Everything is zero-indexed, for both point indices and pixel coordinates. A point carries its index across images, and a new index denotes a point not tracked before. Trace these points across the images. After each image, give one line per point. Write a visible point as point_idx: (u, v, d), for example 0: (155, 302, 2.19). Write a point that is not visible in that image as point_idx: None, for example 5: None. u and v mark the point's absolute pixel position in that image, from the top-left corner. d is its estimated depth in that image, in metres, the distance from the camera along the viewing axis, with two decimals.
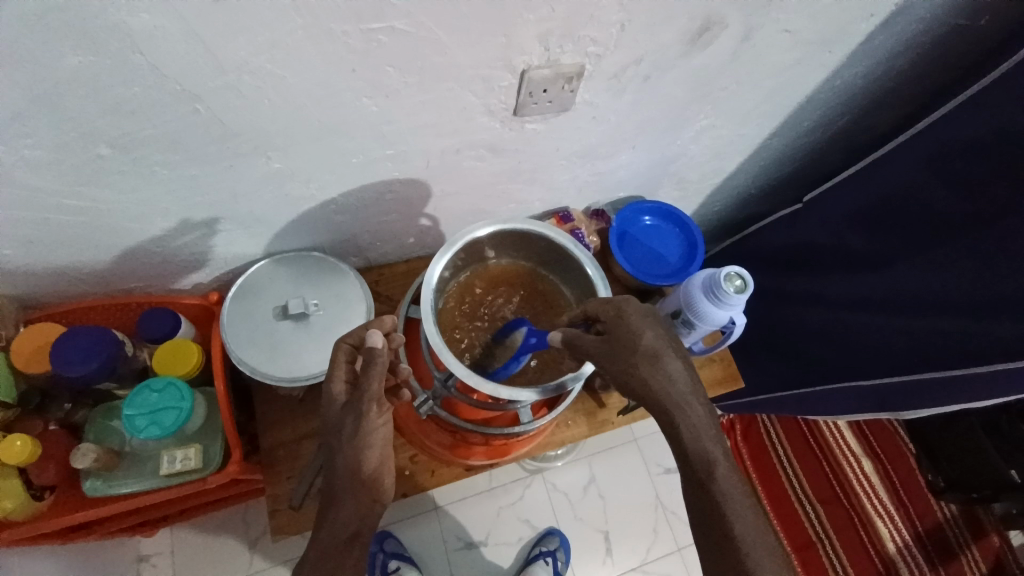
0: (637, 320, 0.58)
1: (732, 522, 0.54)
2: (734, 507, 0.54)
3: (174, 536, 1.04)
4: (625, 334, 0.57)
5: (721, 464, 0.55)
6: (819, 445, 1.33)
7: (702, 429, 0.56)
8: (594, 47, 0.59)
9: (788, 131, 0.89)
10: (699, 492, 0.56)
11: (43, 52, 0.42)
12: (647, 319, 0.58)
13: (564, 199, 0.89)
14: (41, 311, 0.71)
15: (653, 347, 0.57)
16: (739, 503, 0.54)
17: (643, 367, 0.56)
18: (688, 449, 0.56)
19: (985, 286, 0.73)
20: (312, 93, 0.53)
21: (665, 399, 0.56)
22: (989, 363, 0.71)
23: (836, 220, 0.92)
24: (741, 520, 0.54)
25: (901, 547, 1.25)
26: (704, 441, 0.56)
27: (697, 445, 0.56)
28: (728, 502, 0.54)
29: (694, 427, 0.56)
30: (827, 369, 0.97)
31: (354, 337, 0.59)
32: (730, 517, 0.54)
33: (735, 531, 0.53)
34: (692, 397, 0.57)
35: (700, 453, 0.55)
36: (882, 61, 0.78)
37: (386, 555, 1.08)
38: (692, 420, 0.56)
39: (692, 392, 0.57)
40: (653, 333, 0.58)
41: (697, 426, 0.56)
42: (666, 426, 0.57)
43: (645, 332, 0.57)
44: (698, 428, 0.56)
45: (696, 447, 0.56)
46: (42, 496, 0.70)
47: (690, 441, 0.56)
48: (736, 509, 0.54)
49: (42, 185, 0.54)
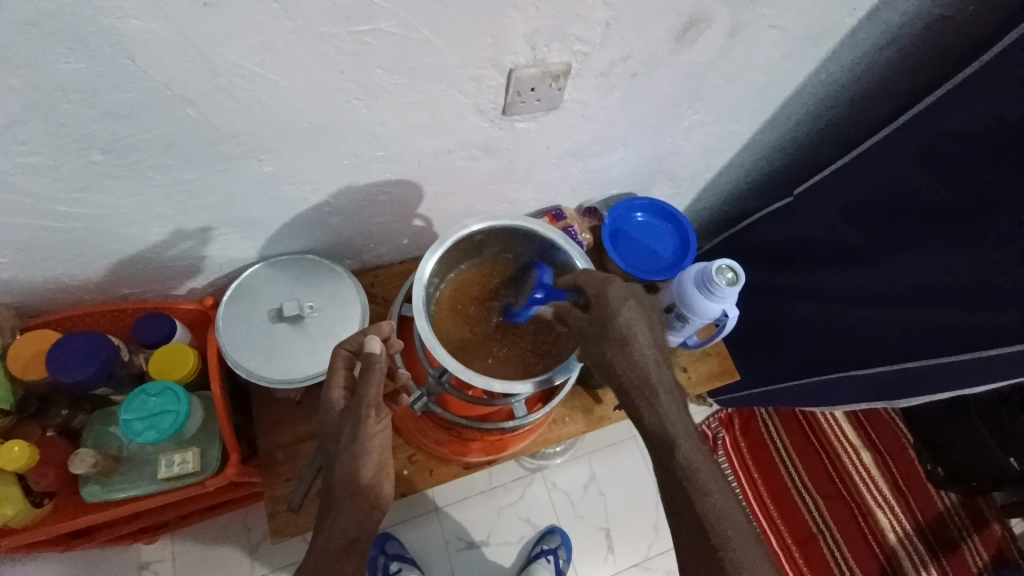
0: (615, 301, 0.58)
1: (696, 501, 0.54)
2: (698, 486, 0.55)
3: (175, 543, 1.04)
4: (600, 313, 0.59)
5: (684, 446, 0.56)
6: (819, 438, 1.33)
7: (668, 412, 0.57)
8: (582, 45, 0.59)
9: (778, 125, 0.89)
10: (664, 471, 0.57)
11: (35, 58, 0.42)
12: (626, 298, 0.59)
13: (556, 198, 0.89)
14: (38, 318, 0.72)
15: (627, 328, 0.58)
16: (706, 484, 0.55)
17: (613, 348, 0.58)
18: (651, 429, 0.58)
19: (978, 272, 0.73)
20: (304, 95, 0.53)
21: (631, 380, 0.57)
22: (982, 349, 0.71)
23: (827, 212, 0.93)
24: (704, 499, 0.54)
25: (902, 537, 1.26)
26: (667, 422, 0.57)
27: (660, 426, 0.57)
28: (694, 483, 0.55)
29: (661, 409, 0.57)
30: (823, 360, 0.97)
31: (352, 343, 0.61)
32: (696, 502, 0.54)
33: (698, 512, 0.54)
34: (661, 382, 0.58)
35: (663, 435, 0.57)
36: (868, 53, 0.79)
37: (387, 557, 1.08)
38: (659, 405, 0.57)
39: (661, 375, 0.58)
40: (630, 314, 0.58)
41: (663, 407, 0.57)
42: (632, 405, 0.59)
43: (621, 313, 0.58)
44: (663, 409, 0.57)
45: (658, 427, 0.57)
46: (41, 502, 0.71)
47: (653, 423, 0.57)
48: (699, 488, 0.55)
49: (36, 190, 0.54)
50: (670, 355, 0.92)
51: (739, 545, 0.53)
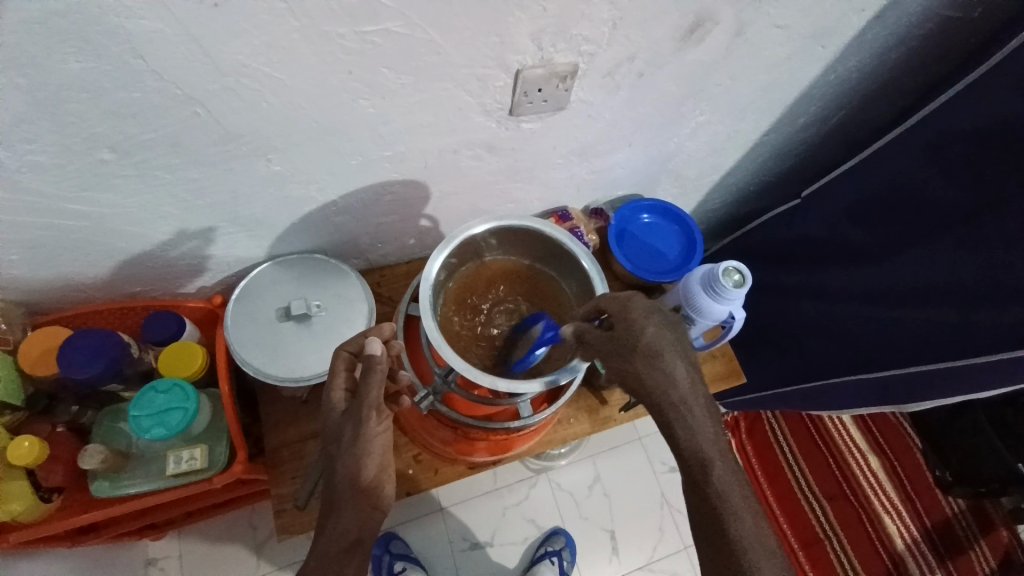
0: (640, 317, 0.58)
1: (728, 524, 0.54)
2: (731, 509, 0.54)
3: (182, 540, 1.05)
4: (625, 330, 0.58)
5: (717, 466, 0.55)
6: (826, 441, 1.33)
7: (701, 429, 0.56)
8: (587, 45, 0.59)
9: (784, 126, 0.89)
10: (696, 492, 0.56)
11: (44, 57, 0.43)
12: (651, 315, 0.58)
13: (562, 198, 0.89)
14: (46, 316, 0.72)
15: (654, 346, 0.57)
16: (737, 506, 0.54)
17: (643, 366, 0.57)
18: (685, 447, 0.56)
19: (988, 275, 0.73)
20: (310, 95, 0.54)
21: (663, 397, 0.57)
22: (991, 352, 0.71)
23: (834, 214, 0.93)
24: (736, 521, 0.53)
25: (910, 543, 1.24)
26: (700, 442, 0.56)
27: (693, 445, 0.56)
28: (725, 504, 0.54)
29: (694, 426, 0.56)
30: (830, 363, 0.96)
31: (354, 345, 0.62)
32: (729, 525, 0.54)
33: (732, 536, 0.53)
34: (693, 399, 0.57)
35: (697, 454, 0.56)
36: (875, 54, 0.78)
37: (392, 556, 1.08)
38: (691, 422, 0.56)
39: (693, 393, 0.57)
40: (656, 331, 0.58)
41: (694, 426, 0.56)
42: (664, 423, 0.58)
43: (647, 330, 0.57)
44: (696, 426, 0.56)
45: (691, 446, 0.56)
46: (49, 498, 0.72)
47: (687, 441, 0.56)
48: (732, 510, 0.54)
49: (45, 189, 0.55)
50: None
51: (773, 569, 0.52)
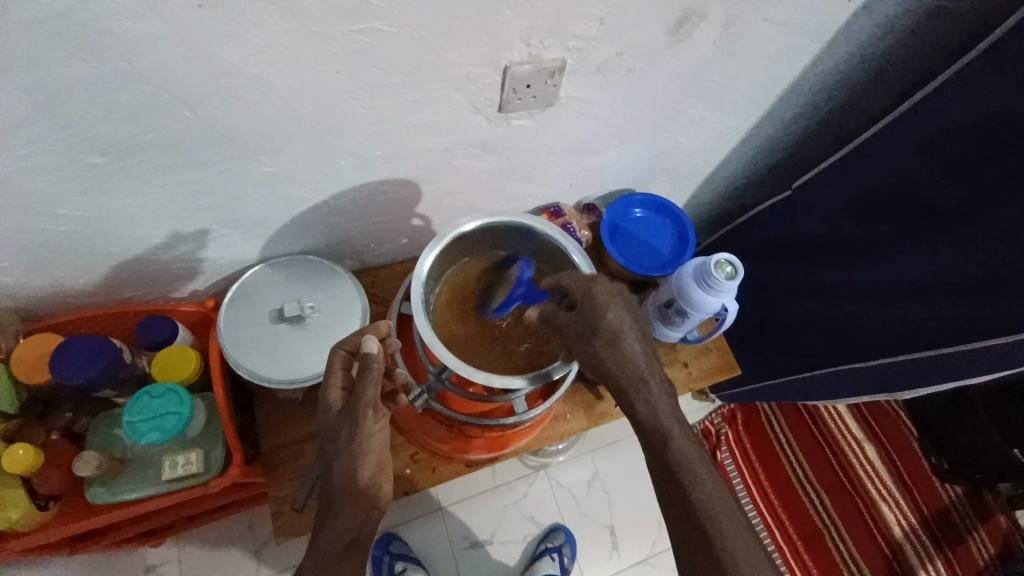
0: (602, 299, 0.58)
1: (691, 491, 0.55)
2: (693, 477, 0.55)
3: (181, 546, 1.04)
4: (590, 313, 0.58)
5: (679, 439, 0.56)
6: (823, 432, 1.33)
7: (661, 406, 0.57)
8: (577, 41, 0.59)
9: (775, 119, 0.90)
10: (658, 466, 0.57)
11: (35, 61, 0.43)
12: (613, 298, 0.59)
13: (555, 195, 0.89)
14: (40, 322, 0.72)
15: (615, 327, 0.57)
16: (698, 473, 0.55)
17: (604, 347, 0.57)
18: (646, 425, 0.57)
19: (980, 261, 0.73)
20: (302, 95, 0.54)
21: (622, 377, 0.57)
22: (987, 338, 0.71)
23: (826, 205, 0.93)
24: (700, 491, 0.55)
25: (908, 531, 1.25)
26: (661, 418, 0.57)
27: (654, 421, 0.57)
28: (688, 473, 0.55)
29: (654, 403, 0.57)
30: (824, 354, 0.97)
31: (350, 344, 0.62)
32: (691, 492, 0.55)
33: (693, 501, 0.55)
34: (652, 377, 0.58)
35: (659, 430, 0.57)
36: (864, 45, 0.79)
37: (392, 557, 1.08)
38: (651, 400, 0.57)
39: (651, 371, 0.58)
40: (617, 313, 0.58)
41: (654, 403, 0.57)
42: (624, 402, 0.58)
43: (608, 313, 0.58)
44: (657, 404, 0.57)
45: (653, 422, 0.57)
46: (46, 505, 0.72)
47: (648, 418, 0.57)
48: (694, 478, 0.55)
49: (37, 193, 0.54)
50: (671, 351, 0.92)
51: (738, 536, 0.54)
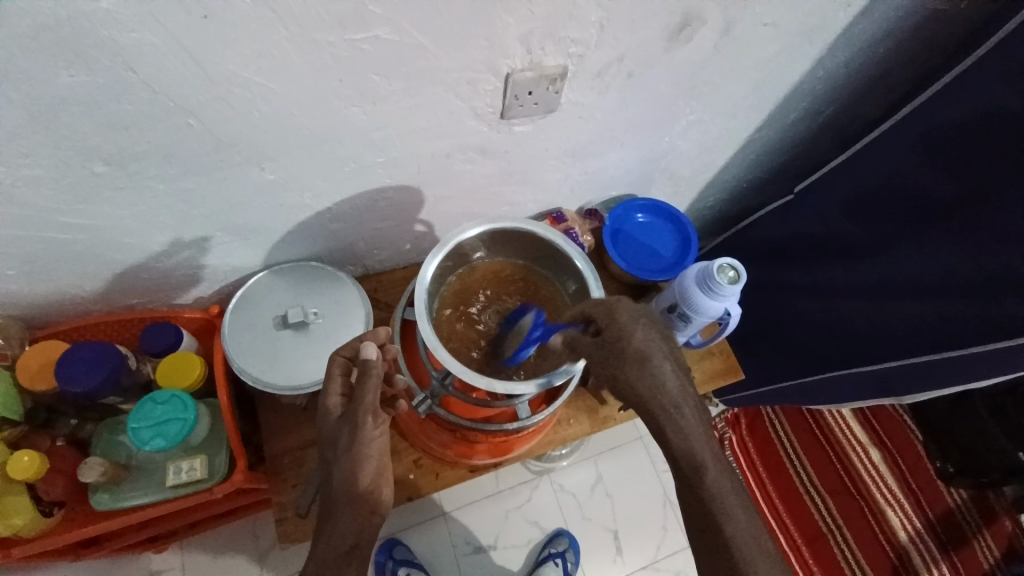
0: (628, 322, 0.58)
1: (723, 525, 0.54)
2: (726, 510, 0.54)
3: (184, 551, 1.04)
4: (616, 336, 0.58)
5: (711, 468, 0.55)
6: (826, 436, 1.33)
7: (693, 432, 0.56)
8: (576, 47, 0.60)
9: (775, 123, 0.90)
10: (688, 492, 0.56)
11: (37, 72, 0.43)
12: (639, 321, 0.59)
13: (556, 200, 0.89)
14: (45, 329, 0.73)
15: (643, 350, 0.57)
16: (731, 506, 0.55)
17: (634, 371, 0.57)
18: (678, 452, 0.56)
19: (981, 263, 0.73)
20: (302, 103, 0.54)
21: (653, 402, 0.57)
22: (990, 341, 0.71)
23: (827, 209, 0.93)
24: (731, 523, 0.54)
25: (913, 535, 1.24)
26: (693, 445, 0.56)
27: (687, 448, 0.56)
28: (720, 505, 0.54)
29: (686, 430, 0.56)
30: (827, 357, 0.96)
31: (348, 349, 0.62)
32: (725, 525, 0.54)
33: (726, 534, 0.54)
34: (683, 403, 0.57)
35: (691, 458, 0.56)
36: (863, 49, 0.79)
37: (395, 562, 1.08)
38: (684, 426, 0.56)
39: (684, 396, 0.57)
40: (644, 336, 0.58)
41: (686, 428, 0.56)
42: (656, 428, 0.57)
43: (636, 335, 0.58)
44: (688, 430, 0.56)
45: (685, 449, 0.56)
46: (50, 512, 0.72)
47: (680, 445, 0.56)
48: (727, 511, 0.54)
49: (40, 202, 0.55)
50: None
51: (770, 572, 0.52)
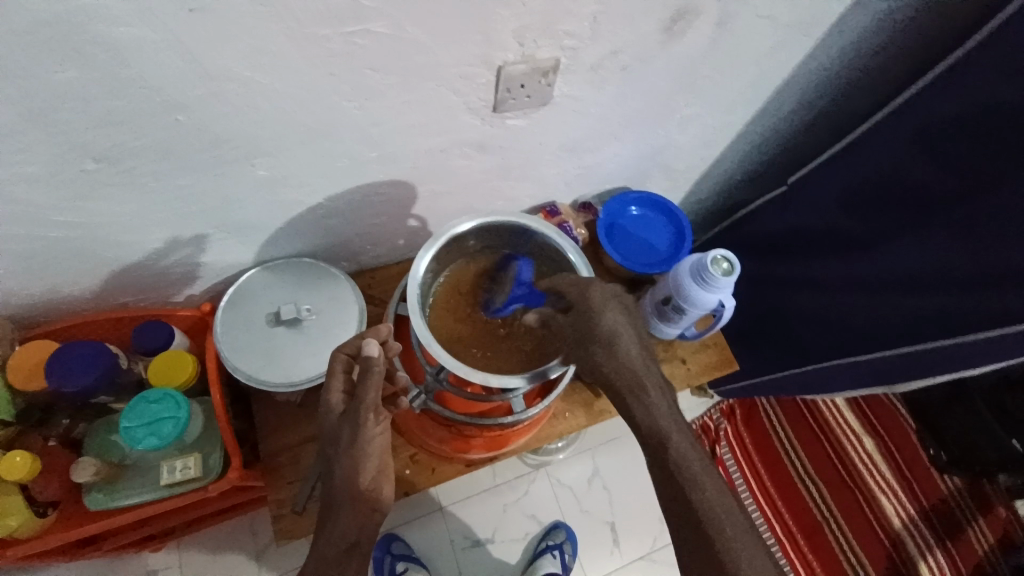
0: (598, 301, 0.59)
1: (690, 496, 0.55)
2: (692, 482, 0.55)
3: (181, 550, 1.04)
4: (585, 315, 0.59)
5: (677, 442, 0.57)
6: (822, 426, 1.33)
7: (658, 408, 0.58)
8: (571, 40, 0.59)
9: (771, 114, 0.90)
10: (657, 468, 0.57)
11: (26, 69, 0.42)
12: (608, 301, 0.60)
13: (551, 194, 0.89)
14: (36, 329, 0.72)
15: (611, 329, 0.59)
16: (699, 477, 0.55)
17: (602, 350, 0.59)
18: (645, 427, 0.58)
19: (977, 253, 0.73)
20: (295, 98, 0.53)
21: (619, 379, 0.58)
22: (985, 330, 0.71)
23: (822, 200, 0.93)
24: (698, 493, 0.55)
25: (907, 522, 1.25)
26: (658, 419, 0.57)
27: (652, 423, 0.57)
28: (688, 477, 0.55)
29: (652, 406, 0.58)
30: (822, 348, 0.97)
31: (350, 347, 0.61)
32: (691, 496, 0.55)
33: (694, 505, 0.55)
34: (648, 379, 0.59)
35: (658, 432, 0.57)
36: (858, 39, 0.79)
37: (393, 557, 1.08)
38: (649, 402, 0.58)
39: (649, 374, 0.59)
40: (613, 315, 0.59)
41: (652, 404, 0.58)
42: (623, 404, 0.59)
43: (605, 314, 0.59)
44: (654, 406, 0.58)
45: (652, 424, 0.57)
46: (45, 512, 0.71)
47: (645, 420, 0.58)
48: (694, 482, 0.55)
49: (31, 200, 0.54)
50: (669, 347, 0.92)
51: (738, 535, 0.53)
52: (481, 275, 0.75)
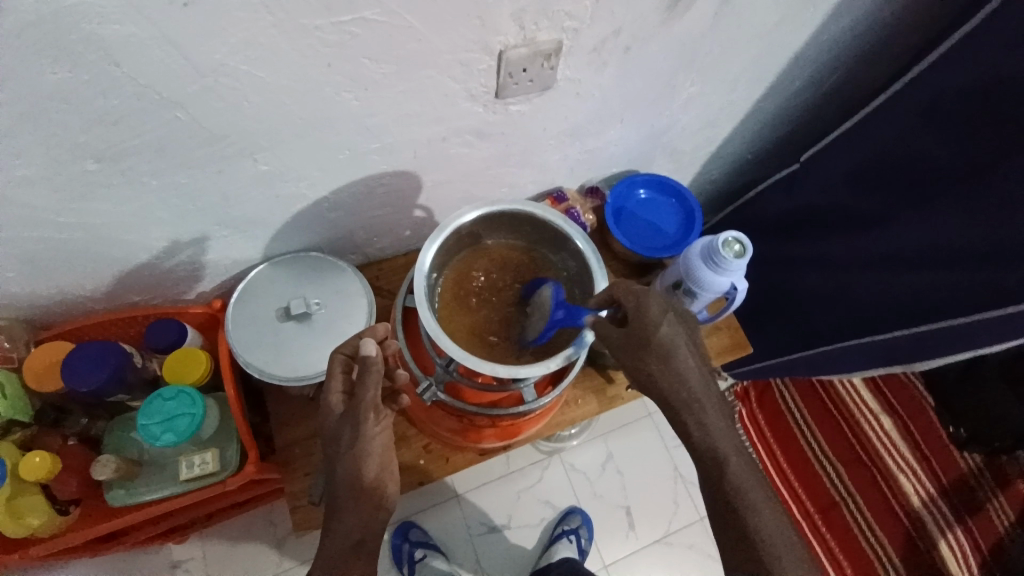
0: (654, 315, 0.58)
1: (747, 518, 0.55)
2: (749, 504, 0.55)
3: (204, 541, 1.06)
4: (641, 330, 0.58)
5: (731, 460, 0.57)
6: (836, 405, 1.32)
7: (714, 427, 0.58)
8: (571, 21, 0.58)
9: (780, 90, 0.87)
10: (711, 485, 0.57)
11: (21, 71, 0.42)
12: (665, 313, 0.59)
13: (555, 179, 0.88)
14: (49, 330, 0.73)
15: (667, 345, 0.58)
16: (754, 498, 0.56)
17: (657, 368, 0.58)
18: (700, 447, 0.58)
19: (993, 228, 0.71)
20: (291, 90, 0.53)
21: (675, 397, 0.58)
22: (994, 308, 0.70)
23: (833, 178, 0.91)
24: (754, 516, 0.55)
25: (925, 501, 1.24)
26: (715, 439, 0.57)
27: (709, 444, 0.57)
28: (742, 499, 0.55)
29: (708, 426, 0.58)
30: (834, 327, 0.96)
31: (348, 347, 0.61)
32: (749, 519, 0.55)
33: (750, 526, 0.55)
34: (706, 398, 0.58)
35: (713, 452, 0.57)
36: (869, 9, 0.76)
37: (412, 544, 1.09)
38: (705, 421, 0.58)
39: (704, 391, 0.59)
40: (669, 329, 0.58)
41: (710, 424, 0.58)
42: (678, 423, 0.59)
43: (661, 329, 0.58)
44: (711, 426, 0.58)
45: (708, 444, 0.58)
46: (67, 509, 0.74)
47: (700, 439, 0.58)
48: (751, 505, 0.55)
49: (37, 203, 0.55)
50: None
51: (796, 565, 0.53)
52: (486, 264, 0.75)
